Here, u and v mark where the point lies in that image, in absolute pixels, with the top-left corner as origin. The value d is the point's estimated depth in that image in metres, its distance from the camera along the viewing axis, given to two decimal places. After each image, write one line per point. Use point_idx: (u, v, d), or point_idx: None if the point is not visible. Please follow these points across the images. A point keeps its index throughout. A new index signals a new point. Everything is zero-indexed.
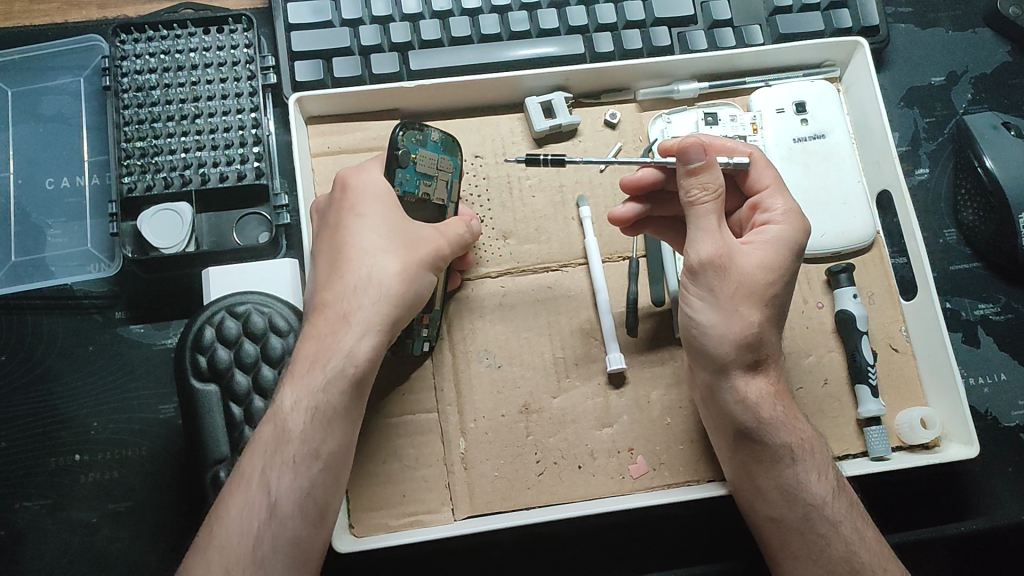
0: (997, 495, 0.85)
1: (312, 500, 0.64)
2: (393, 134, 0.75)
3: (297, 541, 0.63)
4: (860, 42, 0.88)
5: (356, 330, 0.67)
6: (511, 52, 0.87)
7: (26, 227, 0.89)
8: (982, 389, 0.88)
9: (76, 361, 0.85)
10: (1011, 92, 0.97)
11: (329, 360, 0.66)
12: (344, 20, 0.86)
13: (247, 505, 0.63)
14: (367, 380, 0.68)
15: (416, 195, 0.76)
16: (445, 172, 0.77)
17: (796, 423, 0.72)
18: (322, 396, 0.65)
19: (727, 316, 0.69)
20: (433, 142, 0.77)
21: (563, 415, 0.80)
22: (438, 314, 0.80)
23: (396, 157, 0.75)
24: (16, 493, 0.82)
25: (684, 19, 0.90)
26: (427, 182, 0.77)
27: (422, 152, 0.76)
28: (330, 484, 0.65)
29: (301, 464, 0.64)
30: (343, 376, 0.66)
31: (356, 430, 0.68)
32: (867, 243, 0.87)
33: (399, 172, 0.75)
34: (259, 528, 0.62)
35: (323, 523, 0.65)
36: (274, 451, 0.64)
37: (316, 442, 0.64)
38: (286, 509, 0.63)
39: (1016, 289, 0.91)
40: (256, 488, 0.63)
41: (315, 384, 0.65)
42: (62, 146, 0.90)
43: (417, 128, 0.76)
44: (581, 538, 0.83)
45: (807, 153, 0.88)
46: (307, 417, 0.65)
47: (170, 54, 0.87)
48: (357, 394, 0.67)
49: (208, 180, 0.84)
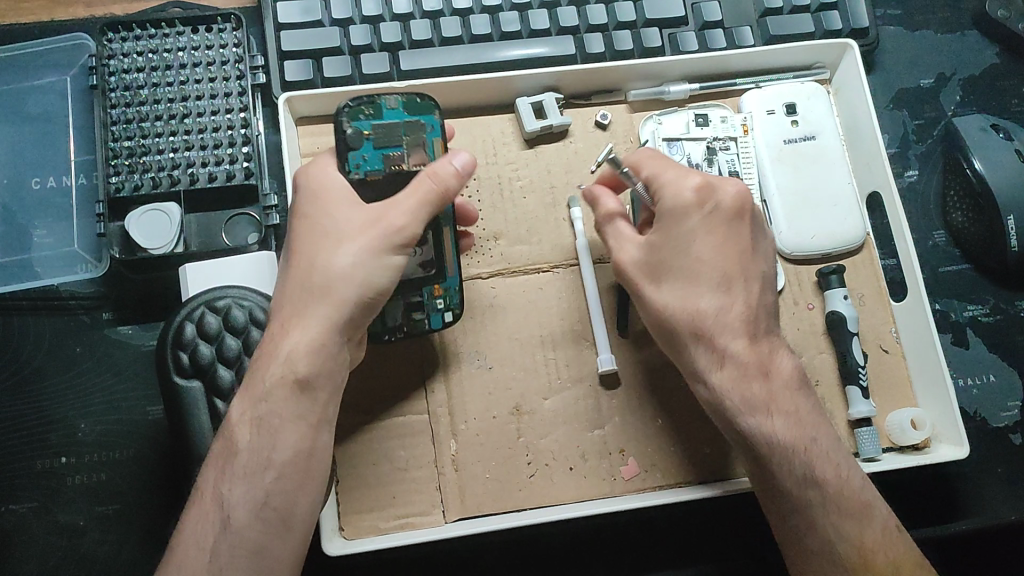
0: (987, 495, 0.85)
1: (269, 510, 0.63)
2: (338, 115, 0.73)
3: (257, 551, 0.61)
4: (850, 44, 0.89)
5: (298, 330, 0.65)
6: (501, 53, 0.87)
7: (11, 227, 0.88)
8: (972, 390, 0.88)
9: (63, 363, 0.84)
10: (999, 94, 0.97)
11: (275, 364, 0.65)
12: (334, 20, 0.86)
13: (202, 520, 0.63)
14: (320, 380, 0.66)
15: (383, 170, 0.73)
16: (418, 135, 0.75)
17: (778, 403, 0.68)
18: (269, 404, 0.64)
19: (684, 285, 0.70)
20: (391, 109, 0.75)
21: (555, 417, 0.80)
22: (452, 284, 0.77)
23: (345, 140, 0.72)
24: (4, 497, 0.81)
25: (675, 21, 0.90)
26: (395, 153, 0.74)
27: (373, 126, 0.74)
28: (289, 489, 0.63)
29: (252, 474, 0.63)
30: (289, 379, 0.64)
31: (318, 433, 0.66)
32: (857, 244, 0.87)
33: (352, 155, 0.73)
34: (212, 541, 0.61)
35: (288, 532, 0.63)
36: (224, 466, 0.64)
37: (267, 449, 0.64)
38: (241, 522, 0.62)
39: (1005, 290, 0.91)
40: (209, 502, 0.63)
41: (261, 391, 0.64)
42: (49, 146, 0.89)
43: (367, 102, 0.74)
44: (573, 538, 0.83)
45: (797, 154, 0.89)
46: (253, 426, 0.64)
47: (158, 53, 0.86)
48: (309, 395, 0.65)
49: (196, 180, 0.83)
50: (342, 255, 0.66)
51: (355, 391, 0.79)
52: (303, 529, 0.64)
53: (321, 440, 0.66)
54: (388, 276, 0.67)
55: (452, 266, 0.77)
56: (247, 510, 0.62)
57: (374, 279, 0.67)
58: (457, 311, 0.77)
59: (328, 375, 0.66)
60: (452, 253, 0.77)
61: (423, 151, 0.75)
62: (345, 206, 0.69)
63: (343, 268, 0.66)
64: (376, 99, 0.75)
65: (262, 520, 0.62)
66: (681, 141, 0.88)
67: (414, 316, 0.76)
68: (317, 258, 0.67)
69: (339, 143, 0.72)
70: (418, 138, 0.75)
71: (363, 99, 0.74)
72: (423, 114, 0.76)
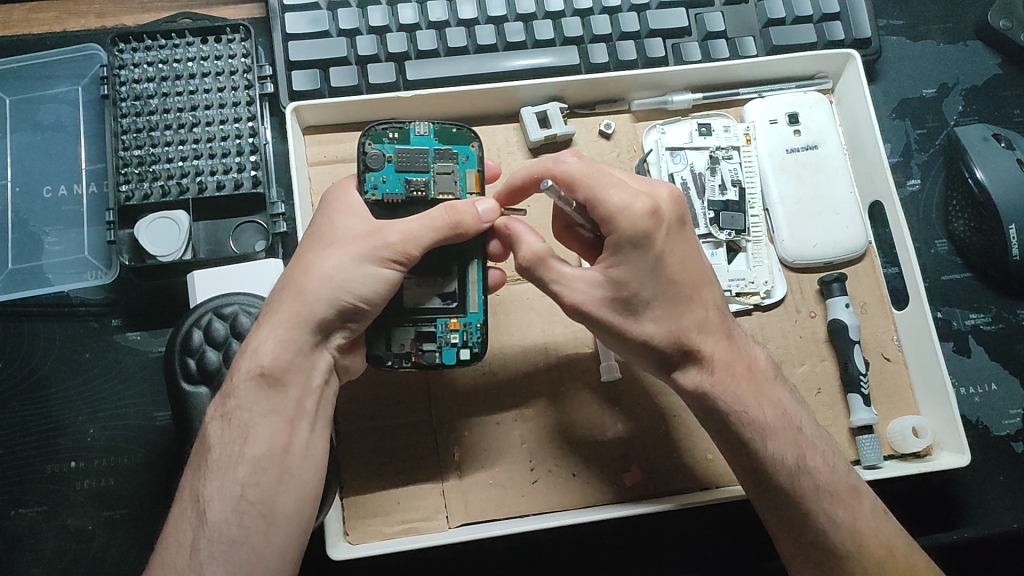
0: (988, 504, 0.86)
1: (247, 503, 0.63)
2: (365, 135, 0.74)
3: (233, 543, 0.61)
4: (853, 54, 0.89)
5: (267, 327, 0.67)
6: (506, 63, 0.88)
7: (22, 234, 0.89)
8: (974, 399, 0.89)
9: (71, 368, 0.85)
10: (1001, 104, 0.98)
11: (243, 360, 0.67)
12: (341, 30, 0.87)
13: (182, 517, 0.63)
14: (289, 375, 0.67)
15: (402, 195, 0.74)
16: (448, 163, 0.75)
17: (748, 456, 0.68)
18: (235, 398, 0.65)
19: (663, 322, 0.67)
20: (421, 136, 0.75)
21: (559, 423, 0.80)
22: (474, 320, 0.75)
23: (365, 162, 0.73)
24: (12, 500, 0.82)
25: (679, 31, 0.91)
26: (418, 179, 0.74)
27: (398, 150, 0.74)
28: (266, 483, 0.64)
29: (223, 466, 0.64)
30: (255, 372, 0.65)
31: (294, 428, 0.66)
32: (859, 253, 0.88)
33: (370, 177, 0.74)
34: (192, 536, 0.62)
35: (269, 528, 0.63)
36: (200, 462, 0.65)
37: (238, 442, 0.65)
38: (217, 515, 0.62)
39: (1007, 299, 0.92)
40: (188, 498, 0.64)
41: (229, 386, 0.66)
42: (60, 154, 0.91)
43: (395, 126, 0.75)
44: (576, 544, 0.84)
45: (800, 163, 0.89)
46: (223, 421, 0.66)
47: (168, 63, 0.88)
48: (278, 390, 0.66)
49: (205, 189, 0.85)
50: (327, 259, 0.67)
51: (360, 398, 0.80)
52: (288, 527, 0.64)
53: (297, 436, 0.67)
54: (372, 286, 0.67)
55: (474, 301, 0.75)
56: (225, 503, 0.62)
57: (352, 282, 0.67)
58: (474, 351, 0.75)
59: (298, 370, 0.67)
60: (477, 288, 0.75)
61: (450, 180, 0.75)
62: (355, 219, 0.70)
63: (326, 268, 0.67)
64: (407, 123, 0.75)
65: (240, 513, 0.62)
66: (684, 151, 0.89)
67: (425, 346, 0.75)
68: (319, 262, 0.67)
69: (359, 164, 0.74)
70: (447, 165, 0.75)
71: (392, 122, 0.75)
72: (458, 143, 0.76)
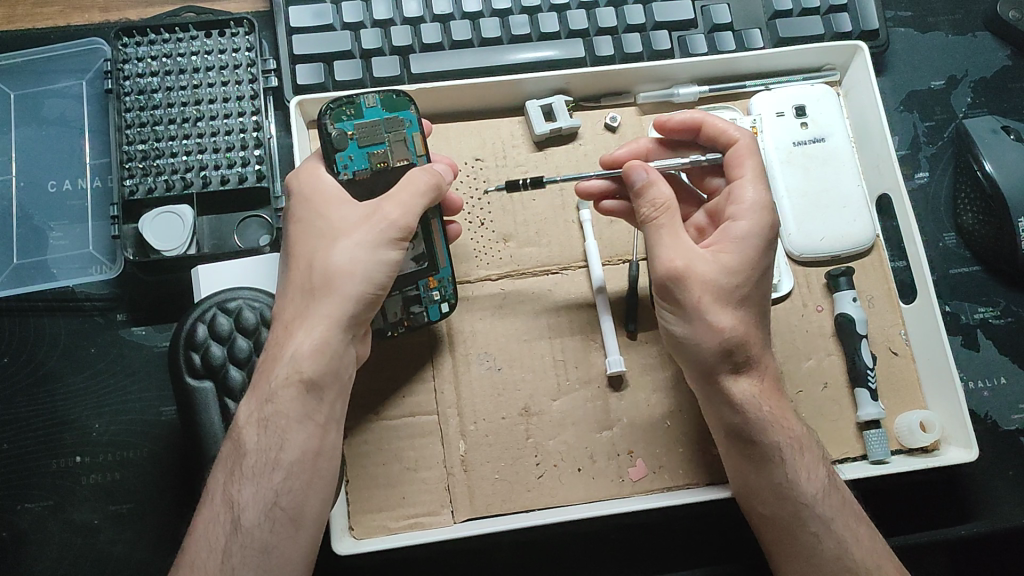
0: (998, 498, 0.85)
1: (279, 509, 0.63)
2: (322, 118, 0.74)
3: (265, 549, 0.62)
4: (860, 46, 0.89)
5: (303, 332, 0.67)
6: (510, 56, 0.87)
7: (28, 229, 0.89)
8: (982, 393, 0.88)
9: (78, 363, 0.85)
10: (1011, 95, 0.97)
11: (280, 366, 0.66)
12: (345, 24, 0.87)
13: (213, 520, 0.64)
14: (325, 380, 0.67)
15: (370, 169, 0.75)
16: (399, 129, 0.76)
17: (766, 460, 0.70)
18: (274, 404, 0.65)
19: (710, 330, 0.70)
20: (370, 107, 0.76)
21: (564, 418, 0.80)
22: (445, 274, 0.79)
23: (330, 142, 0.73)
24: (17, 495, 0.82)
25: (685, 23, 0.90)
26: (379, 150, 0.75)
27: (357, 126, 0.75)
28: (297, 489, 0.64)
29: (260, 473, 0.64)
30: (295, 379, 0.66)
31: (326, 432, 0.67)
32: (867, 246, 0.87)
33: (339, 157, 0.74)
34: (224, 542, 0.62)
35: (296, 533, 0.64)
36: (234, 468, 0.65)
37: (275, 449, 0.65)
38: (250, 522, 0.63)
39: (1016, 292, 0.91)
40: (220, 504, 0.64)
41: (267, 393, 0.66)
42: (64, 149, 0.91)
43: (347, 104, 0.75)
44: (581, 540, 0.84)
45: (808, 156, 0.89)
46: (260, 427, 0.65)
47: (171, 57, 0.87)
48: (316, 395, 0.66)
49: (209, 183, 0.84)
50: (346, 258, 0.67)
51: (366, 392, 0.80)
52: (313, 528, 0.65)
53: (328, 440, 0.67)
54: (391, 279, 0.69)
55: (442, 256, 0.78)
56: (257, 511, 0.63)
57: (376, 280, 0.68)
58: (452, 301, 0.79)
59: (331, 374, 0.67)
60: (441, 243, 0.79)
61: (405, 146, 0.76)
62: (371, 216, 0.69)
63: (344, 268, 0.67)
64: (355, 98, 0.76)
65: (272, 520, 0.63)
66: None
67: (413, 309, 0.78)
68: (333, 262, 0.68)
69: (324, 146, 0.74)
70: (399, 131, 0.76)
71: (342, 101, 0.76)
72: (402, 109, 0.77)
